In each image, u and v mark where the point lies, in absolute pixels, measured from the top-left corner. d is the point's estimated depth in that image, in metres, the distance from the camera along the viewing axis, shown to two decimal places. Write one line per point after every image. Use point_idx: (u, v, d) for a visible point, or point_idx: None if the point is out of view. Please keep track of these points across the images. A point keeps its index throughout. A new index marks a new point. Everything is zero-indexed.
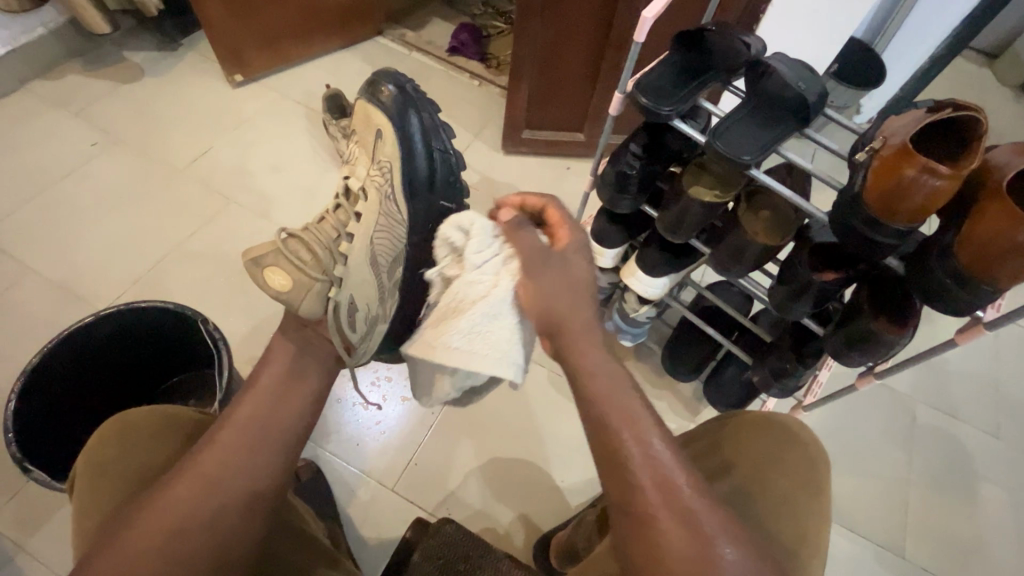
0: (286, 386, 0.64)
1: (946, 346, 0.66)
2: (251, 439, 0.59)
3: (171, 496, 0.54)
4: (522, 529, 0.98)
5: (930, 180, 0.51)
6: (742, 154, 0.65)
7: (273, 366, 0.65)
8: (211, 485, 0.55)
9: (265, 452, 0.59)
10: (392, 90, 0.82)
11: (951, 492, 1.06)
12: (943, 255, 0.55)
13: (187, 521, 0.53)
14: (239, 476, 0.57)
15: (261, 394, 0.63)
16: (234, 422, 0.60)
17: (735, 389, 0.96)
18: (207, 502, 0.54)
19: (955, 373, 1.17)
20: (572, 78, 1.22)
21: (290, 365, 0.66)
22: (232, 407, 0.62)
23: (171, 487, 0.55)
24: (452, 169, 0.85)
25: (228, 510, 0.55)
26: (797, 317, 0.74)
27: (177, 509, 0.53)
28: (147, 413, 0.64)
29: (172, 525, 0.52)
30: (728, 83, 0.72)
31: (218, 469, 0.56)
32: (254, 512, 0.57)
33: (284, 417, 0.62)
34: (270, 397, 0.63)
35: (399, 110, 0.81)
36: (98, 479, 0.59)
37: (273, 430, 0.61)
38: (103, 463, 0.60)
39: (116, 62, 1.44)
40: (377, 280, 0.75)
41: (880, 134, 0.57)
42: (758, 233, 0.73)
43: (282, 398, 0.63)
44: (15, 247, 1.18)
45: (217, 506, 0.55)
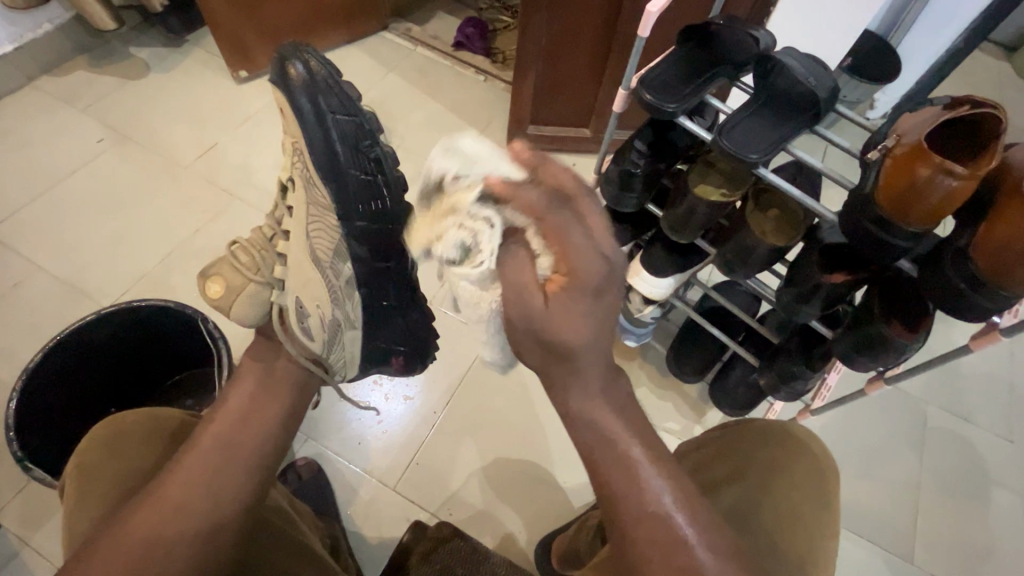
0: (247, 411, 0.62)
1: (962, 352, 0.64)
2: (217, 460, 0.57)
3: (139, 520, 0.52)
4: (523, 530, 0.98)
5: (948, 180, 0.49)
6: (750, 153, 0.63)
7: (238, 389, 0.63)
8: (179, 507, 0.53)
9: (234, 474, 0.57)
10: (300, 69, 0.62)
11: (961, 497, 1.04)
12: (959, 259, 0.53)
13: (151, 546, 0.51)
14: (205, 497, 0.54)
15: (231, 416, 0.60)
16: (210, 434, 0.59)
17: (741, 391, 0.94)
18: (174, 525, 0.52)
19: (969, 377, 1.14)
20: (577, 72, 1.20)
21: (260, 386, 0.64)
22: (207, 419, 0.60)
23: (136, 511, 0.52)
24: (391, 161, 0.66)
25: (195, 531, 0.53)
26: (805, 320, 0.72)
27: (145, 534, 0.51)
28: (139, 415, 0.64)
29: (136, 549, 0.50)
30: (737, 78, 0.69)
31: (185, 490, 0.54)
32: (224, 530, 0.54)
33: (250, 438, 0.60)
34: (236, 417, 0.61)
35: (279, 73, 0.63)
36: (88, 482, 0.59)
37: (240, 449, 0.58)
38: (92, 463, 0.59)
39: (122, 58, 1.44)
40: (326, 280, 0.68)
41: (893, 132, 0.55)
42: (766, 233, 0.71)
43: (247, 415, 0.61)
44: (21, 244, 1.19)
45: (184, 528, 0.52)
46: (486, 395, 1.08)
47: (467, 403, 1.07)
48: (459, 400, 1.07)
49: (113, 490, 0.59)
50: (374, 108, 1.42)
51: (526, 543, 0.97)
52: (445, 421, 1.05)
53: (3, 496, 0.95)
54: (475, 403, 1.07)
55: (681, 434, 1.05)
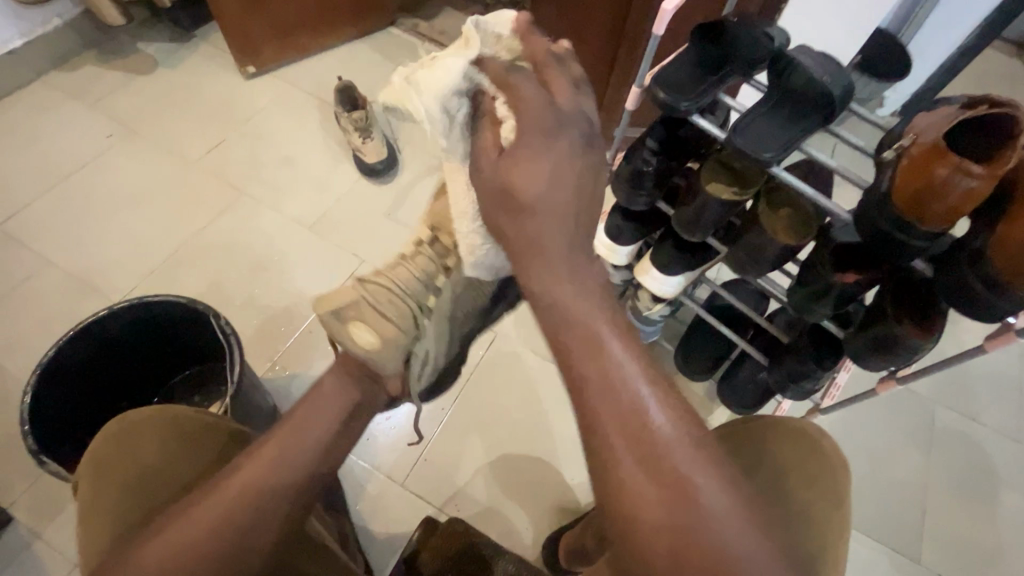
0: (305, 424, 0.60)
1: (974, 352, 0.64)
2: (270, 472, 0.55)
3: (190, 517, 0.52)
4: (530, 527, 0.98)
5: (965, 181, 0.49)
6: (764, 152, 0.63)
7: (309, 403, 0.62)
8: (229, 513, 0.52)
9: (284, 489, 0.55)
10: None
11: (969, 498, 1.03)
12: (975, 260, 0.53)
13: (196, 550, 0.50)
14: (256, 505, 0.53)
15: (300, 427, 0.59)
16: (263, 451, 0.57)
17: (749, 389, 0.95)
18: (219, 531, 0.51)
19: (978, 377, 1.13)
20: (586, 69, 1.20)
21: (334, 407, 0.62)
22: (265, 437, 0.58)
23: (191, 508, 0.53)
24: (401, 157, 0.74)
25: (239, 541, 0.52)
26: (816, 319, 0.72)
27: (192, 534, 0.51)
28: (156, 413, 0.64)
29: (181, 548, 0.50)
30: (751, 77, 0.69)
31: (236, 496, 0.53)
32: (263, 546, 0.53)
33: (306, 458, 0.58)
34: (295, 430, 0.59)
35: None
36: (105, 478, 0.59)
37: (290, 464, 0.57)
38: (110, 460, 0.60)
39: (131, 53, 1.44)
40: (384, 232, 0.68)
41: (909, 132, 0.54)
42: (778, 232, 0.71)
43: (304, 435, 0.59)
44: (31, 238, 1.20)
45: (231, 537, 0.52)
46: (493, 391, 1.08)
47: (474, 399, 1.07)
48: (466, 396, 1.07)
49: (129, 483, 0.59)
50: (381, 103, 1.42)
51: (533, 540, 0.98)
52: (452, 418, 1.05)
53: (15, 488, 0.96)
54: (482, 400, 1.07)
55: None
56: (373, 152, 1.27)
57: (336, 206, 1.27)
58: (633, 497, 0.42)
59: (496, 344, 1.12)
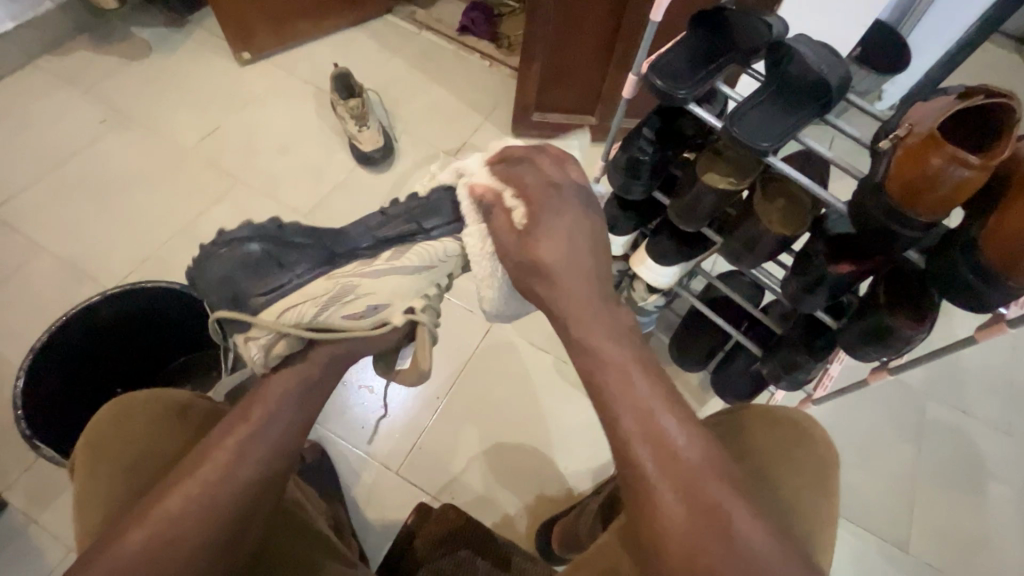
0: (266, 415, 0.60)
1: (965, 343, 0.64)
2: (247, 455, 0.56)
3: (155, 513, 0.51)
4: (524, 514, 0.99)
5: (958, 171, 0.49)
6: (761, 140, 0.62)
7: (276, 395, 0.62)
8: (198, 504, 0.53)
9: (251, 477, 0.56)
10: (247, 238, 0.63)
11: (957, 488, 1.05)
12: (967, 251, 0.53)
13: (167, 544, 0.50)
14: (226, 494, 0.54)
15: (262, 416, 0.59)
16: (239, 432, 0.57)
17: (743, 380, 0.95)
18: (189, 523, 0.52)
19: (969, 369, 1.14)
20: (584, 57, 1.19)
21: (299, 398, 0.63)
22: (240, 416, 0.59)
23: (155, 504, 0.52)
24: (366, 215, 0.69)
25: (211, 529, 0.52)
26: (809, 309, 0.73)
27: (159, 529, 0.51)
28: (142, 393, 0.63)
29: (150, 543, 0.50)
30: (748, 65, 0.68)
31: (203, 487, 0.53)
32: (234, 531, 0.54)
33: (270, 446, 0.58)
34: (257, 420, 0.59)
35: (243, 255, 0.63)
36: (95, 462, 0.59)
37: (255, 454, 0.57)
38: (98, 443, 0.60)
39: (124, 38, 1.43)
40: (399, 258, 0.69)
41: (905, 122, 0.54)
42: (772, 222, 0.71)
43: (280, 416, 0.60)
44: (24, 225, 1.19)
45: (202, 528, 0.52)
46: (488, 380, 1.08)
47: (469, 388, 1.07)
48: (462, 385, 1.07)
49: (120, 467, 0.59)
50: (378, 92, 1.40)
51: (526, 527, 0.98)
52: (447, 407, 1.06)
53: (10, 475, 0.96)
54: (478, 389, 1.07)
55: None
56: (369, 140, 1.26)
57: (332, 194, 1.26)
58: (660, 493, 0.48)
59: (492, 334, 1.12)
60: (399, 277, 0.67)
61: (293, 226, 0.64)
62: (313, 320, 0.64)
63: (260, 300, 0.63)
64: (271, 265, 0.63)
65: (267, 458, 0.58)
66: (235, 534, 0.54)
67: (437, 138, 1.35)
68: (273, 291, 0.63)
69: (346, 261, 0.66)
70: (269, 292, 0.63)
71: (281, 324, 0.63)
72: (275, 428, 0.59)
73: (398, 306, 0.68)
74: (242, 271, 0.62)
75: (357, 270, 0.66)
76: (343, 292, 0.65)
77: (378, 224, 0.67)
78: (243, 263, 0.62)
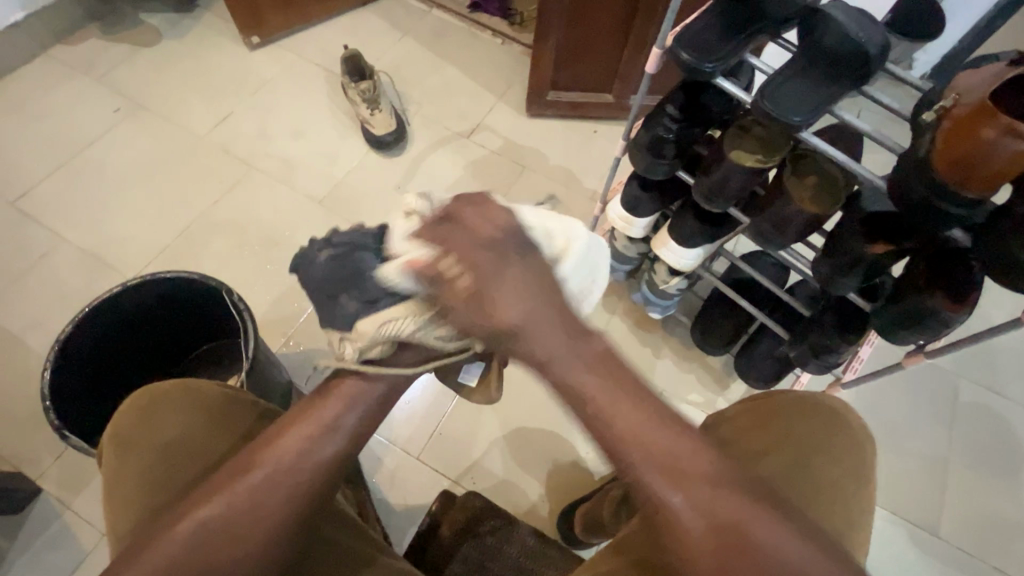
0: (329, 425, 0.52)
1: (1009, 326, 0.61)
2: (288, 472, 0.50)
3: (198, 519, 0.48)
4: (545, 499, 0.99)
5: (1012, 143, 0.46)
6: (793, 115, 0.60)
7: (339, 402, 0.53)
8: (242, 517, 0.49)
9: (302, 493, 0.51)
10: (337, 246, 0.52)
11: (989, 470, 1.02)
12: (1020, 229, 0.50)
13: (210, 556, 0.48)
14: (273, 510, 0.50)
15: (317, 423, 0.52)
16: (284, 445, 0.51)
17: (768, 364, 0.93)
18: (233, 536, 0.49)
19: (1003, 349, 1.10)
20: (601, 32, 1.15)
21: (370, 412, 0.54)
22: (292, 420, 0.53)
23: (194, 511, 0.49)
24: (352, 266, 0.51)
25: (255, 546, 0.49)
26: (842, 292, 0.70)
27: (203, 537, 0.48)
28: (164, 389, 0.64)
29: (190, 553, 0.48)
30: (779, 35, 0.65)
31: (249, 500, 0.49)
32: (280, 547, 0.50)
33: (330, 460, 0.52)
34: (316, 429, 0.52)
35: (338, 268, 0.51)
36: (125, 454, 0.60)
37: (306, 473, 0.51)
38: (125, 438, 0.61)
39: (133, 25, 1.41)
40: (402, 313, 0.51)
41: (951, 92, 0.51)
42: (804, 201, 0.68)
43: (332, 428, 0.52)
44: (43, 217, 1.20)
45: (246, 544, 0.49)
46: (507, 366, 1.07)
47: None
48: None
49: (151, 460, 0.60)
50: (388, 74, 1.37)
51: (548, 512, 0.99)
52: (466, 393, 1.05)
53: (43, 462, 0.99)
54: None
55: (703, 406, 1.05)
56: (382, 123, 1.24)
57: (345, 180, 1.25)
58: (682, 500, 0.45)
59: None
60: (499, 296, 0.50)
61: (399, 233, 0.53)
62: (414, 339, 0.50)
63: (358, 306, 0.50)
64: (371, 270, 0.50)
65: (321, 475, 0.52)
66: (283, 547, 0.51)
67: (449, 120, 1.33)
68: (377, 299, 0.50)
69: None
70: (368, 301, 0.50)
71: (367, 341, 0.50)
72: (335, 441, 0.52)
73: (485, 331, 0.52)
74: (340, 279, 0.51)
75: (450, 290, 0.53)
76: (439, 308, 0.48)
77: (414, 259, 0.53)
78: (342, 268, 0.51)
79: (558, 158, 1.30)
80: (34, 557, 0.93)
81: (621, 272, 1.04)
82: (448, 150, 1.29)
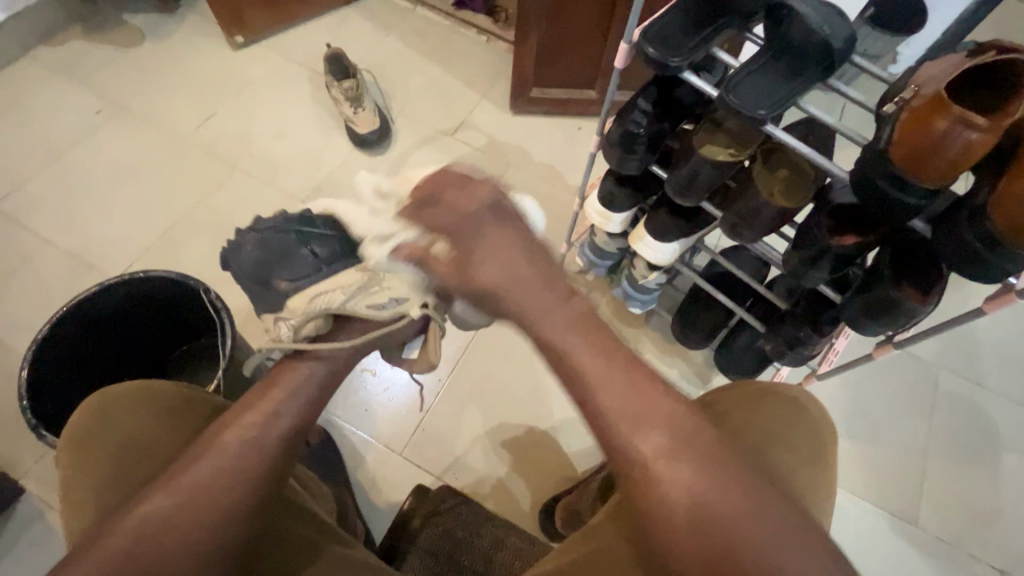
0: (271, 413, 0.56)
1: (973, 315, 0.62)
2: (233, 463, 0.52)
3: (152, 508, 0.49)
4: (528, 494, 0.99)
5: (965, 133, 0.46)
6: (758, 108, 0.60)
7: (286, 387, 0.58)
8: (194, 505, 0.50)
9: (253, 479, 0.53)
10: (263, 228, 0.62)
11: (968, 460, 1.03)
12: (975, 219, 0.51)
13: (157, 549, 0.48)
14: (226, 495, 0.51)
15: (266, 411, 0.56)
16: (227, 435, 0.54)
17: (747, 357, 0.94)
18: (184, 524, 0.49)
19: (983, 341, 1.11)
20: (582, 29, 1.15)
21: (312, 398, 0.59)
22: (241, 409, 0.56)
23: (144, 504, 0.50)
24: (289, 246, 0.61)
25: (208, 533, 0.50)
26: (811, 284, 0.70)
27: (152, 528, 0.48)
28: (124, 388, 0.64)
29: (142, 543, 0.48)
30: (747, 29, 0.65)
31: (196, 489, 0.51)
32: (234, 534, 0.51)
33: (274, 446, 0.55)
34: (259, 417, 0.55)
35: (276, 249, 0.61)
36: (85, 454, 0.60)
37: (255, 459, 0.53)
38: (85, 437, 0.61)
39: (117, 26, 1.41)
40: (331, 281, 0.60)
41: (911, 83, 0.51)
42: (773, 195, 0.69)
43: (272, 418, 0.56)
44: (26, 218, 1.20)
45: (199, 530, 0.50)
46: (490, 363, 1.08)
47: (472, 371, 1.07)
48: (464, 367, 1.07)
49: (105, 458, 0.60)
50: (372, 72, 1.38)
51: (530, 507, 0.99)
52: (449, 390, 1.06)
53: (25, 463, 0.99)
54: (479, 372, 1.07)
55: None
56: (365, 122, 1.25)
57: (329, 179, 1.25)
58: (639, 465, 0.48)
59: None
60: (421, 271, 0.59)
61: (322, 219, 0.63)
62: (341, 307, 0.60)
63: (292, 284, 0.61)
64: (301, 251, 0.61)
65: (271, 461, 0.54)
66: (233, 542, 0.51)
67: (433, 118, 1.33)
68: (302, 277, 0.61)
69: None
70: (296, 279, 0.61)
71: (305, 323, 0.60)
72: (279, 427, 0.56)
73: (416, 299, 0.60)
74: (273, 259, 0.61)
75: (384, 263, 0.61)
76: (368, 280, 0.60)
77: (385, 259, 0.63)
78: (268, 249, 0.61)
79: (542, 155, 1.30)
80: (16, 558, 0.94)
81: (601, 268, 1.04)
82: (432, 147, 1.30)
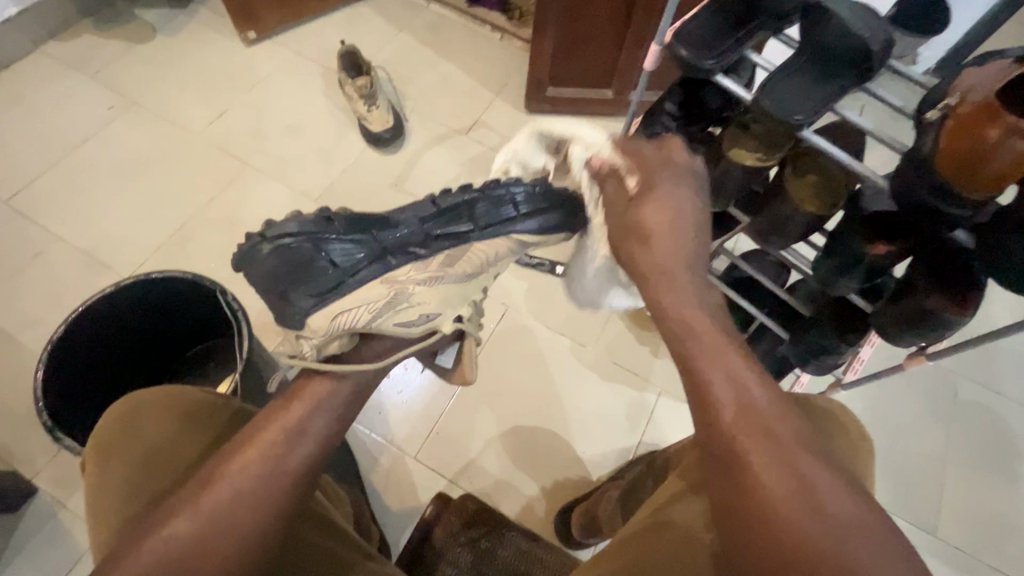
0: (296, 428, 0.55)
1: (1011, 328, 0.60)
2: (256, 483, 0.52)
3: (173, 531, 0.49)
4: (543, 499, 0.98)
5: (1016, 143, 0.45)
6: (794, 113, 0.58)
7: (307, 404, 0.57)
8: (215, 528, 0.50)
9: (273, 498, 0.52)
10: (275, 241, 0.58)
11: (990, 470, 1.01)
12: (1022, 231, 0.49)
13: (182, 570, 0.48)
14: (250, 516, 0.51)
15: (284, 428, 0.55)
16: (251, 452, 0.53)
17: (767, 363, 0.92)
18: (204, 547, 0.49)
19: (1005, 349, 1.09)
20: (600, 28, 1.13)
21: (336, 410, 0.59)
22: (264, 424, 0.55)
23: (165, 524, 0.49)
24: (303, 260, 0.57)
25: (234, 553, 0.50)
26: (842, 293, 0.69)
27: (177, 549, 0.48)
28: (143, 395, 0.64)
29: (164, 566, 0.48)
30: (781, 29, 0.64)
31: (221, 508, 0.50)
32: (256, 555, 0.51)
33: (299, 463, 0.54)
34: (284, 433, 0.55)
35: (289, 265, 0.57)
36: (105, 463, 0.60)
37: (274, 481, 0.52)
38: (105, 446, 0.61)
39: (129, 20, 1.40)
40: (364, 293, 0.59)
41: (956, 90, 0.50)
42: (804, 200, 0.67)
43: (295, 433, 0.55)
44: (39, 214, 1.19)
45: (226, 551, 0.49)
46: (504, 365, 1.07)
47: (486, 373, 1.06)
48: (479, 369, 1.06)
49: (126, 467, 0.60)
50: (385, 69, 1.36)
51: (545, 512, 0.98)
52: (464, 392, 1.05)
53: (36, 462, 0.98)
54: (494, 374, 1.06)
55: None
56: (379, 120, 1.23)
57: (342, 177, 1.24)
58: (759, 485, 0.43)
59: (507, 317, 1.10)
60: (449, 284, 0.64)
61: (341, 218, 0.60)
62: (368, 326, 0.60)
63: (325, 303, 0.58)
64: (320, 263, 0.58)
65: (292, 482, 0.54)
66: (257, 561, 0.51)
67: (447, 116, 1.31)
68: (326, 290, 0.58)
69: (395, 257, 0.61)
70: (319, 294, 0.58)
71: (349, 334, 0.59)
72: (299, 448, 0.55)
73: (449, 314, 0.66)
74: (288, 274, 0.57)
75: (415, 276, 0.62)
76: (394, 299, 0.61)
77: (436, 221, 0.62)
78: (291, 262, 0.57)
79: None
80: (28, 558, 0.93)
81: None
82: (446, 146, 1.28)
